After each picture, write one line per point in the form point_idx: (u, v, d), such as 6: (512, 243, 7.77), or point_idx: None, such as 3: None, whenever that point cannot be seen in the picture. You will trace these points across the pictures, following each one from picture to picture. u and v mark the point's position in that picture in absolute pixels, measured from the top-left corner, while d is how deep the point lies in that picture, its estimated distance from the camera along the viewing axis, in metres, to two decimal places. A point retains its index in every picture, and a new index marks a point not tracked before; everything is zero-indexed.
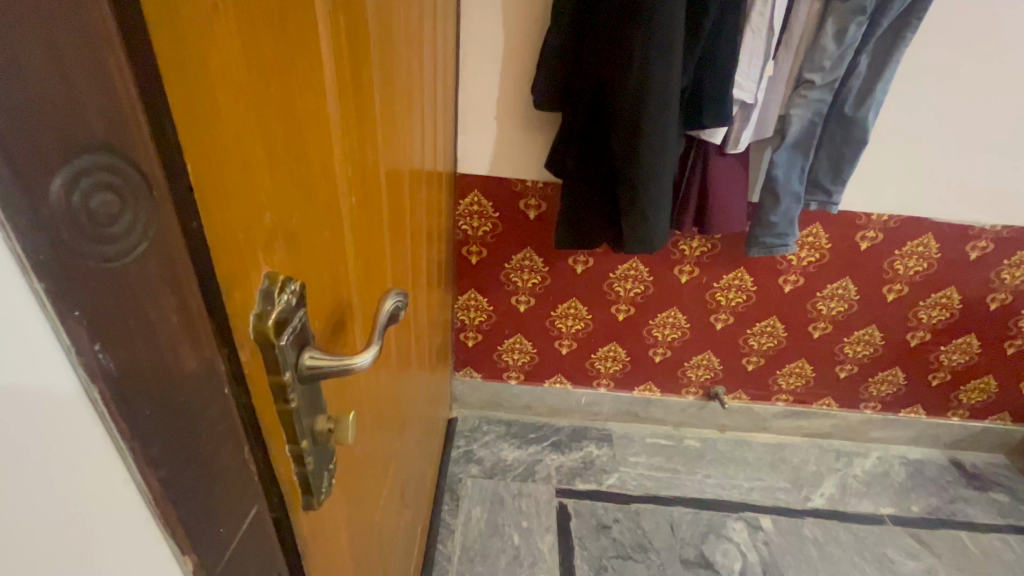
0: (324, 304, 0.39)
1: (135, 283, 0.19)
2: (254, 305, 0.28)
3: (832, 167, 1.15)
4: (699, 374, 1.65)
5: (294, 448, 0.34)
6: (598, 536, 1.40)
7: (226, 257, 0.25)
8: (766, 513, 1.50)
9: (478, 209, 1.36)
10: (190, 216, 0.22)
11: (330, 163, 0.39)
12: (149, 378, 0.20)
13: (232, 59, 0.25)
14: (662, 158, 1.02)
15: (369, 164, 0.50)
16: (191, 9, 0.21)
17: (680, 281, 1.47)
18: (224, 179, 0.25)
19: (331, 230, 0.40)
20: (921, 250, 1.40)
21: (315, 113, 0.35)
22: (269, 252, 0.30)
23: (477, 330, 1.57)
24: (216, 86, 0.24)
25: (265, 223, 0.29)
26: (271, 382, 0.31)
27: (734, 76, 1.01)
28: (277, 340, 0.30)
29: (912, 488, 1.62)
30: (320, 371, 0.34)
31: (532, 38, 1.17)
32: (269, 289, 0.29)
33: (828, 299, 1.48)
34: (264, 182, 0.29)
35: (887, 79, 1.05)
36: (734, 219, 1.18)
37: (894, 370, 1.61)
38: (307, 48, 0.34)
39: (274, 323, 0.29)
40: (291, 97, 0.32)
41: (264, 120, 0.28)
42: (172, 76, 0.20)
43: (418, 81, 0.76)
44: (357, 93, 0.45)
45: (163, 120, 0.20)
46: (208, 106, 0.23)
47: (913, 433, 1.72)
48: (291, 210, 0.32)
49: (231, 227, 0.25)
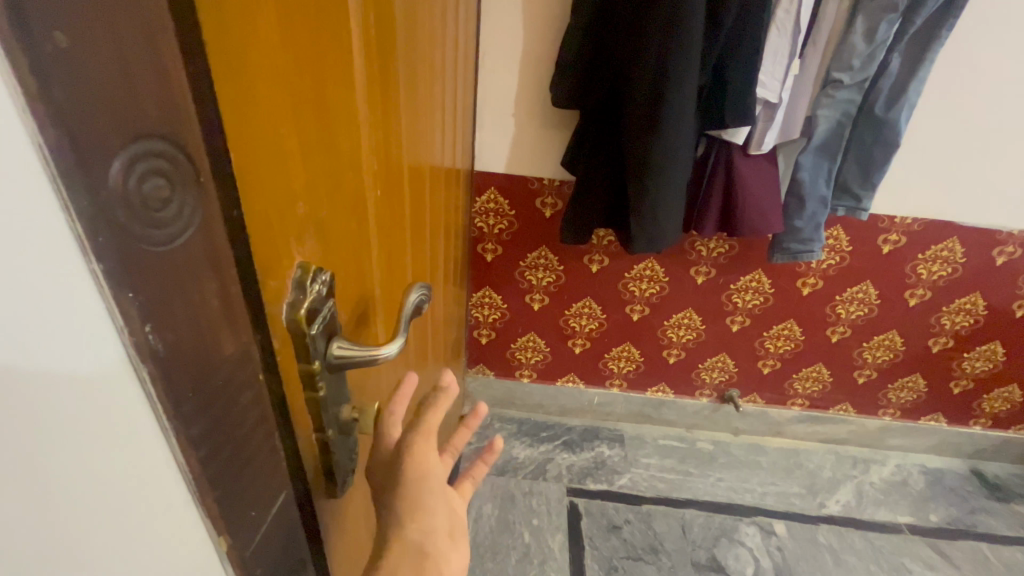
0: (349, 295, 0.39)
1: (182, 268, 0.20)
2: (287, 294, 0.29)
3: (859, 169, 1.13)
4: (714, 376, 1.63)
5: (320, 436, 0.34)
6: (608, 536, 1.39)
7: (262, 247, 0.26)
8: (779, 519, 1.48)
9: (494, 206, 1.36)
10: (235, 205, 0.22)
11: (357, 156, 0.39)
12: (192, 361, 0.21)
13: (272, 49, 0.25)
14: (675, 158, 1.01)
15: (393, 157, 0.51)
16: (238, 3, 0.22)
17: (697, 282, 1.46)
18: (262, 170, 0.25)
19: (357, 222, 0.40)
20: (946, 255, 1.37)
21: (344, 104, 0.36)
22: (302, 242, 0.30)
23: (491, 327, 1.58)
24: (257, 75, 0.24)
25: (298, 213, 0.30)
26: (301, 370, 0.31)
27: (758, 74, 1.00)
28: (308, 330, 0.30)
29: (931, 497, 1.59)
30: (347, 360, 0.33)
31: (553, 35, 1.16)
32: (302, 279, 0.30)
33: (848, 302, 1.46)
34: (297, 172, 0.29)
35: (918, 78, 1.03)
36: (771, 218, 1.15)
37: (915, 376, 1.58)
38: (339, 40, 0.34)
39: (305, 312, 0.29)
40: (323, 89, 0.32)
41: (299, 111, 0.29)
42: (219, 65, 0.21)
43: (439, 75, 0.76)
44: (384, 86, 0.45)
45: (210, 109, 0.20)
46: (250, 97, 0.23)
47: (933, 441, 1.69)
48: (323, 200, 0.33)
49: (268, 217, 0.26)
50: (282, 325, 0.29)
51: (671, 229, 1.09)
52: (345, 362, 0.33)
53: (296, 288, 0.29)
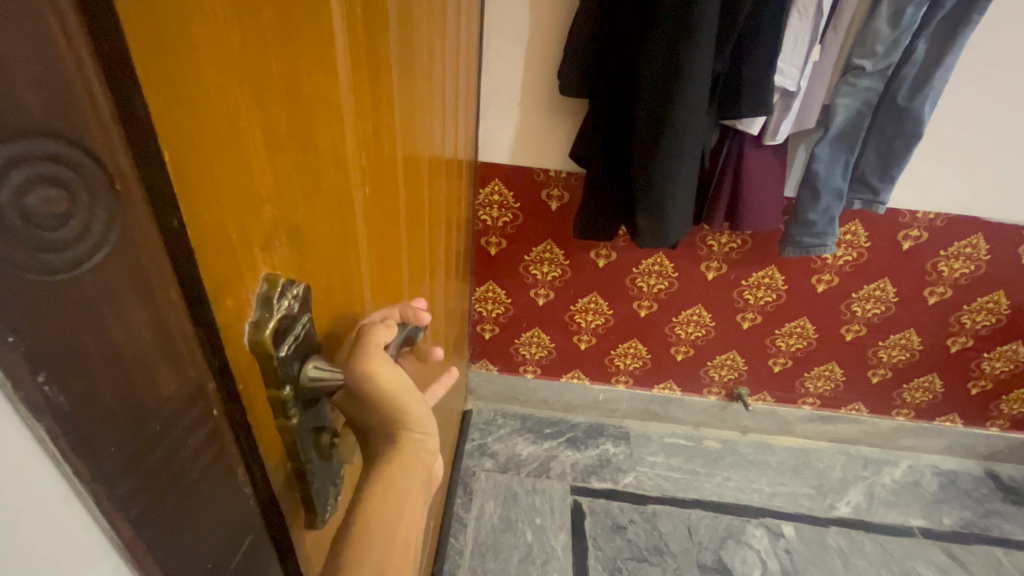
0: (331, 302, 0.36)
1: (93, 296, 0.16)
2: (250, 312, 0.26)
3: (880, 162, 1.08)
4: (722, 374, 1.59)
5: (295, 465, 0.31)
6: (613, 536, 1.37)
7: (213, 261, 0.22)
8: (788, 521, 1.45)
9: (499, 198, 1.32)
10: (174, 213, 0.19)
11: (341, 149, 0.35)
12: (115, 409, 0.17)
13: (224, 29, 0.21)
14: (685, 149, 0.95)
15: (383, 151, 0.46)
16: None
17: (706, 278, 1.41)
18: (212, 171, 0.21)
19: (341, 223, 0.36)
20: (969, 251, 1.31)
21: (325, 94, 0.32)
22: (269, 252, 0.26)
23: (494, 322, 1.54)
24: (201, 58, 0.20)
25: (265, 218, 0.26)
26: (270, 398, 0.28)
27: (777, 61, 0.94)
28: (274, 352, 0.27)
29: (945, 499, 1.55)
30: (322, 383, 0.31)
31: (560, 19, 1.11)
32: (268, 295, 0.26)
33: (864, 300, 1.41)
34: (264, 173, 0.25)
35: (947, 65, 0.97)
36: (766, 218, 1.12)
37: (931, 376, 1.53)
38: (317, 21, 0.30)
39: (271, 333, 0.26)
40: (296, 73, 0.28)
41: (265, 105, 0.25)
42: (147, 47, 0.17)
43: (439, 59, 0.71)
44: (372, 72, 0.41)
45: (131, 96, 0.16)
46: (192, 84, 0.19)
47: (947, 443, 1.65)
48: (296, 207, 0.29)
49: (222, 225, 0.22)
50: (244, 348, 0.26)
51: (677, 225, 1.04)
52: (321, 384, 0.31)
53: (261, 305, 0.26)
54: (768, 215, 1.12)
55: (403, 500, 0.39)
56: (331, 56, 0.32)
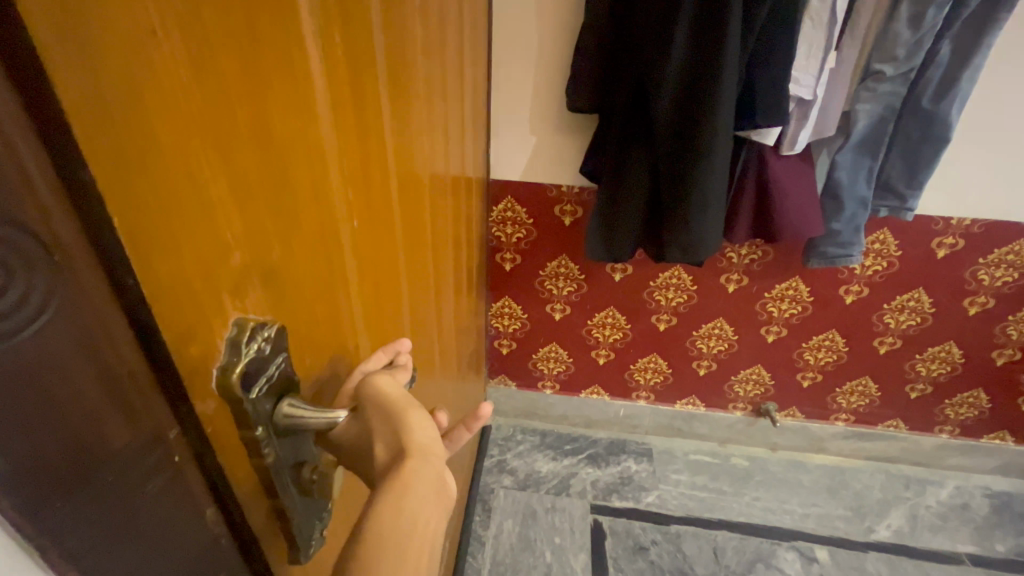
0: (315, 336, 0.37)
1: (32, 365, 0.17)
2: (219, 357, 0.26)
3: (906, 168, 1.03)
4: (748, 390, 1.54)
5: (274, 503, 0.32)
6: (635, 558, 1.33)
7: (178, 313, 0.23)
8: (822, 544, 1.38)
9: (511, 215, 1.32)
10: (124, 268, 0.20)
11: (324, 187, 0.36)
12: (57, 461, 0.18)
13: (182, 89, 0.22)
14: (710, 160, 0.93)
15: (374, 181, 0.47)
16: (118, 42, 0.18)
17: (727, 291, 1.37)
18: (173, 226, 0.22)
19: (325, 259, 0.37)
20: (1011, 259, 1.24)
21: (301, 136, 0.32)
22: (240, 296, 0.27)
23: (511, 338, 1.54)
24: (156, 120, 0.21)
25: (235, 264, 0.26)
26: (243, 438, 0.29)
27: (790, 70, 0.91)
28: (246, 395, 0.27)
29: (997, 524, 1.44)
30: (299, 419, 0.31)
31: (567, 37, 1.11)
32: (237, 339, 0.27)
33: (897, 311, 1.34)
34: (233, 219, 0.26)
35: (975, 66, 0.92)
36: (810, 222, 1.06)
37: (976, 391, 1.44)
38: (290, 67, 0.31)
39: (239, 376, 0.27)
40: (268, 121, 0.29)
41: (231, 154, 0.26)
42: (94, 118, 0.18)
43: (440, 85, 0.73)
44: (358, 110, 0.42)
45: (80, 168, 0.18)
46: (145, 146, 0.20)
47: (998, 462, 1.54)
48: (269, 249, 0.29)
49: (186, 277, 0.23)
50: (212, 389, 0.26)
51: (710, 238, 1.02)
52: (298, 421, 0.31)
53: (228, 348, 0.26)
54: (807, 220, 1.06)
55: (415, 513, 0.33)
56: (308, 98, 0.33)
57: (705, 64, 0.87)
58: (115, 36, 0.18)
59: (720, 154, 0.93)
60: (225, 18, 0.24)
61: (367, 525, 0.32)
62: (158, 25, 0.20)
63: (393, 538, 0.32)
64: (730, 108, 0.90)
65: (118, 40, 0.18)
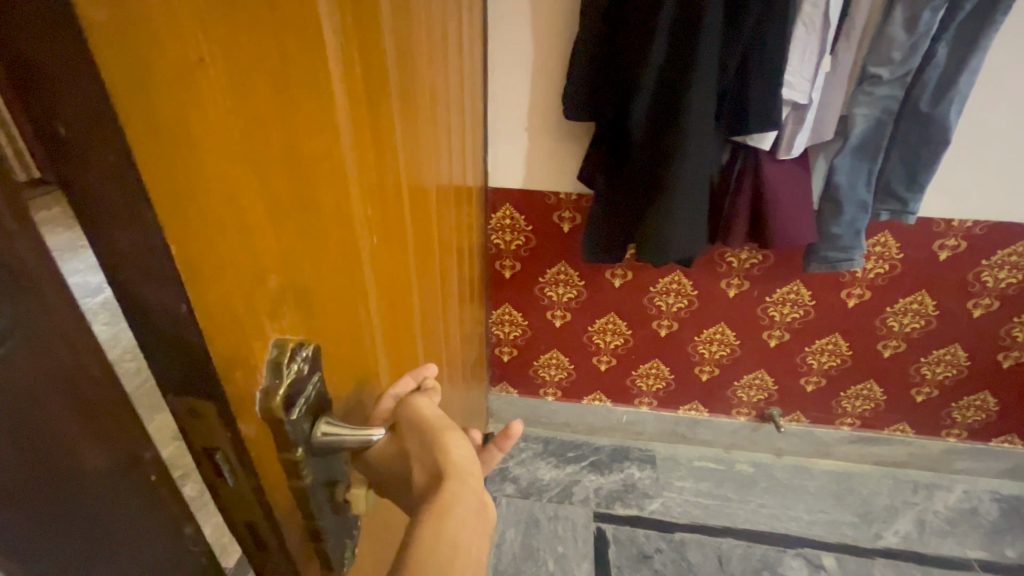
0: (340, 356, 0.37)
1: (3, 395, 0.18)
2: (261, 380, 0.28)
3: (905, 171, 1.02)
4: (751, 395, 1.53)
5: (306, 519, 0.34)
6: (638, 566, 1.32)
7: (216, 323, 0.25)
8: (828, 551, 1.36)
9: (510, 222, 1.33)
10: (124, 290, 0.22)
11: (350, 204, 0.37)
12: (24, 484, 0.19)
13: (225, 117, 0.23)
14: (682, 163, 0.94)
15: (394, 198, 0.49)
16: (167, 77, 0.20)
17: (728, 295, 1.37)
18: (212, 246, 0.24)
19: (351, 276, 0.38)
20: (1015, 260, 1.22)
21: (332, 156, 0.33)
22: (276, 317, 0.29)
23: (512, 345, 1.54)
24: (203, 149, 0.22)
25: (270, 285, 0.28)
26: (284, 459, 0.31)
27: (784, 74, 0.91)
28: (285, 416, 0.29)
29: (1007, 529, 1.42)
30: (334, 440, 0.33)
31: (563, 45, 1.12)
32: (277, 362, 0.29)
33: (900, 314, 1.33)
34: (268, 239, 0.27)
35: (972, 68, 0.92)
36: (806, 227, 1.06)
37: (983, 394, 1.42)
38: (328, 96, 0.32)
39: (281, 400, 0.29)
40: (302, 144, 0.30)
41: (268, 177, 0.27)
42: (148, 146, 0.20)
43: (442, 96, 0.74)
44: (377, 127, 0.43)
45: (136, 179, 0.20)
46: (187, 173, 0.22)
47: (1007, 465, 1.52)
48: (310, 268, 0.31)
49: (223, 294, 0.25)
50: (256, 412, 0.29)
51: (679, 242, 1.01)
52: (335, 440, 0.33)
53: (268, 369, 0.29)
54: (804, 225, 1.05)
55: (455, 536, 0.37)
56: (348, 125, 0.35)
57: (681, 68, 0.88)
58: (168, 72, 0.20)
59: (691, 157, 0.93)
60: (266, 48, 0.26)
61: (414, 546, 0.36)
62: (206, 60, 0.22)
63: (440, 558, 0.36)
64: (705, 113, 0.90)
65: (168, 76, 0.20)
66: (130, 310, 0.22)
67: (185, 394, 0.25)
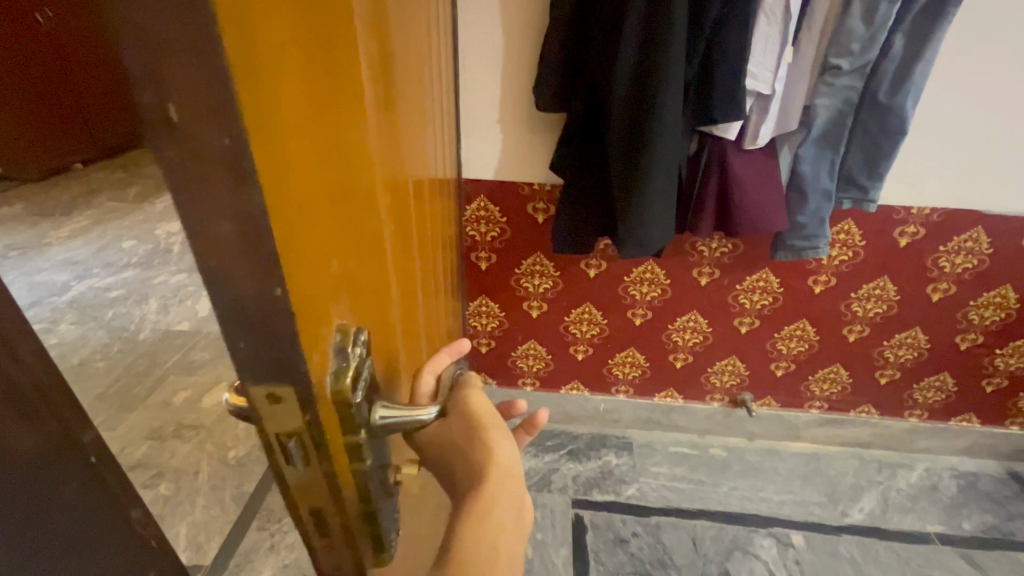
0: (377, 339, 0.40)
1: None
2: (331, 364, 0.32)
3: (866, 160, 1.05)
4: (723, 381, 1.56)
5: (363, 496, 0.37)
6: (615, 550, 1.35)
7: (301, 298, 0.28)
8: (797, 530, 1.41)
9: (485, 214, 1.33)
10: (212, 267, 0.25)
11: (381, 193, 0.39)
12: None
13: (298, 107, 0.26)
14: (659, 151, 0.94)
15: (405, 186, 0.52)
16: (262, 61, 0.23)
17: (699, 284, 1.40)
18: (292, 224, 0.26)
19: (382, 261, 0.40)
20: (970, 246, 1.27)
21: (369, 145, 0.36)
22: (337, 301, 0.32)
23: (489, 336, 1.54)
24: (284, 133, 0.25)
25: (331, 266, 0.31)
26: (347, 440, 0.34)
27: (748, 65, 0.93)
28: (352, 398, 0.33)
29: (965, 503, 1.49)
30: (391, 424, 0.38)
31: (533, 36, 1.12)
32: (343, 346, 0.32)
33: (865, 300, 1.37)
34: (326, 221, 0.30)
35: (927, 60, 0.95)
36: (773, 215, 1.08)
37: (942, 375, 1.48)
38: (365, 88, 0.35)
39: (349, 382, 0.32)
40: (347, 134, 0.32)
41: (327, 164, 0.29)
42: (256, 126, 0.23)
43: (426, 85, 0.74)
44: (395, 118, 0.45)
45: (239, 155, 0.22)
46: (277, 152, 0.25)
47: (965, 443, 1.59)
48: (358, 254, 0.35)
49: (303, 269, 0.28)
50: (328, 395, 0.31)
51: (657, 233, 1.03)
52: (390, 424, 0.38)
53: (334, 355, 0.32)
54: (768, 214, 1.08)
55: (496, 537, 0.41)
56: (380, 118, 0.38)
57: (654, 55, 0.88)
58: (262, 59, 0.23)
59: (666, 145, 0.94)
60: (322, 41, 0.28)
61: (458, 542, 0.40)
62: (285, 50, 0.24)
63: (482, 553, 0.40)
64: (677, 100, 0.91)
65: (264, 61, 0.23)
66: (215, 280, 0.25)
67: (259, 374, 0.28)
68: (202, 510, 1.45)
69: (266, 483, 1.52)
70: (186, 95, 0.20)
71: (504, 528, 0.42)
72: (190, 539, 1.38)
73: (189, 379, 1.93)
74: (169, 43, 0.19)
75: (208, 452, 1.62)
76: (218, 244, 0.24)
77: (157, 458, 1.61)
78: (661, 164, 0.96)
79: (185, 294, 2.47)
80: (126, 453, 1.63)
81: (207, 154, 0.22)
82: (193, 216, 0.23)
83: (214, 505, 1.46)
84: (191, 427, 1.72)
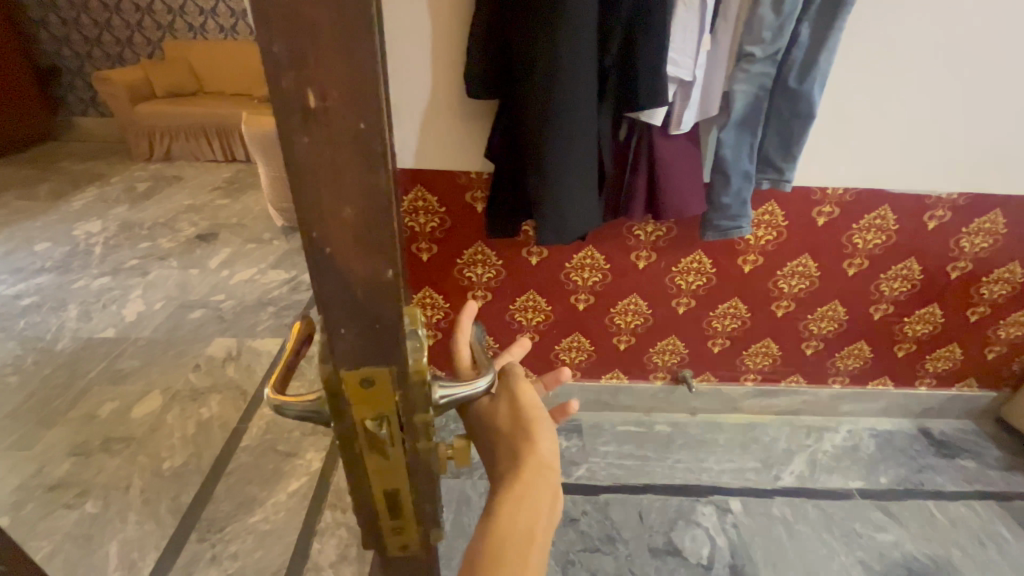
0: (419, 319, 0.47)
1: None
2: (412, 347, 0.39)
3: (781, 143, 1.11)
4: (664, 359, 1.62)
5: (427, 461, 0.45)
6: (566, 530, 1.38)
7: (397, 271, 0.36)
8: (734, 495, 1.49)
9: (423, 204, 1.31)
10: (334, 232, 0.32)
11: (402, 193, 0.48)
12: None
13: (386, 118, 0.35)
14: (574, 129, 0.95)
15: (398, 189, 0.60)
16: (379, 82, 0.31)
17: (638, 267, 1.44)
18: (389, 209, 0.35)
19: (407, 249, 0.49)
20: (879, 223, 1.38)
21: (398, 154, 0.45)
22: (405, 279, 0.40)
23: (434, 328, 1.52)
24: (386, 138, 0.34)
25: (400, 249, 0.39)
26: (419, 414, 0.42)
27: (668, 52, 0.96)
28: (426, 379, 0.40)
29: (881, 459, 1.62)
30: (450, 399, 0.43)
31: (461, 21, 1.10)
32: (414, 330, 0.41)
33: (789, 276, 1.46)
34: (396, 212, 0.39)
35: (830, 48, 1.00)
36: (695, 200, 1.13)
37: (860, 343, 1.60)
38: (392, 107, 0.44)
39: (424, 364, 0.40)
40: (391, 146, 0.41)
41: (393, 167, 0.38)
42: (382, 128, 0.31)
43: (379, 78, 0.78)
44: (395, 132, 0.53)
45: (369, 143, 0.30)
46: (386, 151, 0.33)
47: (882, 405, 1.73)
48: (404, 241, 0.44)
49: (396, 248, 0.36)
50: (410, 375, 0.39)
51: (575, 215, 1.03)
52: (448, 401, 0.42)
53: (409, 335, 0.40)
54: (693, 196, 1.13)
55: (532, 518, 0.45)
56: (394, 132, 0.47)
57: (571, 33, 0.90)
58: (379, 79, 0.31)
59: (581, 124, 0.95)
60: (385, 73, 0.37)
61: (498, 520, 0.45)
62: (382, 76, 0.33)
63: (518, 533, 0.45)
64: (591, 79, 0.93)
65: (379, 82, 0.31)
66: (333, 245, 0.33)
67: (356, 347, 0.37)
68: (134, 526, 1.37)
69: (205, 492, 1.45)
70: (327, 91, 0.28)
71: (541, 503, 0.45)
72: (122, 557, 1.31)
73: (116, 389, 1.81)
74: (328, 60, 0.27)
75: (140, 464, 1.53)
76: (337, 219, 0.32)
77: (82, 475, 1.51)
78: (579, 144, 0.97)
79: (109, 299, 2.31)
80: (46, 472, 1.52)
81: (339, 141, 0.29)
82: (321, 188, 0.31)
83: (148, 520, 1.38)
84: (120, 440, 1.61)
